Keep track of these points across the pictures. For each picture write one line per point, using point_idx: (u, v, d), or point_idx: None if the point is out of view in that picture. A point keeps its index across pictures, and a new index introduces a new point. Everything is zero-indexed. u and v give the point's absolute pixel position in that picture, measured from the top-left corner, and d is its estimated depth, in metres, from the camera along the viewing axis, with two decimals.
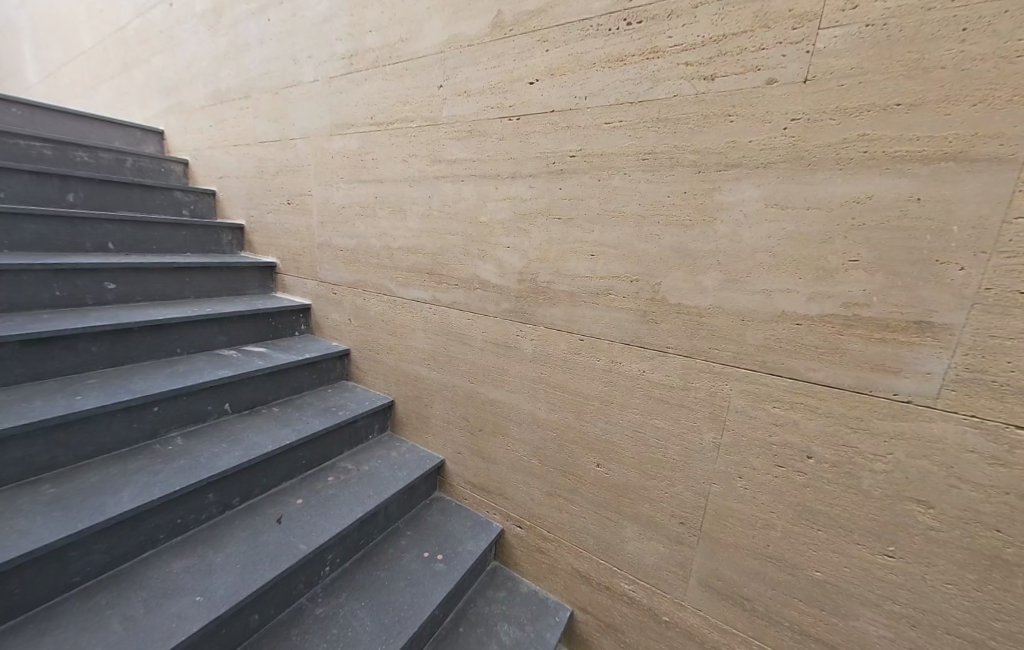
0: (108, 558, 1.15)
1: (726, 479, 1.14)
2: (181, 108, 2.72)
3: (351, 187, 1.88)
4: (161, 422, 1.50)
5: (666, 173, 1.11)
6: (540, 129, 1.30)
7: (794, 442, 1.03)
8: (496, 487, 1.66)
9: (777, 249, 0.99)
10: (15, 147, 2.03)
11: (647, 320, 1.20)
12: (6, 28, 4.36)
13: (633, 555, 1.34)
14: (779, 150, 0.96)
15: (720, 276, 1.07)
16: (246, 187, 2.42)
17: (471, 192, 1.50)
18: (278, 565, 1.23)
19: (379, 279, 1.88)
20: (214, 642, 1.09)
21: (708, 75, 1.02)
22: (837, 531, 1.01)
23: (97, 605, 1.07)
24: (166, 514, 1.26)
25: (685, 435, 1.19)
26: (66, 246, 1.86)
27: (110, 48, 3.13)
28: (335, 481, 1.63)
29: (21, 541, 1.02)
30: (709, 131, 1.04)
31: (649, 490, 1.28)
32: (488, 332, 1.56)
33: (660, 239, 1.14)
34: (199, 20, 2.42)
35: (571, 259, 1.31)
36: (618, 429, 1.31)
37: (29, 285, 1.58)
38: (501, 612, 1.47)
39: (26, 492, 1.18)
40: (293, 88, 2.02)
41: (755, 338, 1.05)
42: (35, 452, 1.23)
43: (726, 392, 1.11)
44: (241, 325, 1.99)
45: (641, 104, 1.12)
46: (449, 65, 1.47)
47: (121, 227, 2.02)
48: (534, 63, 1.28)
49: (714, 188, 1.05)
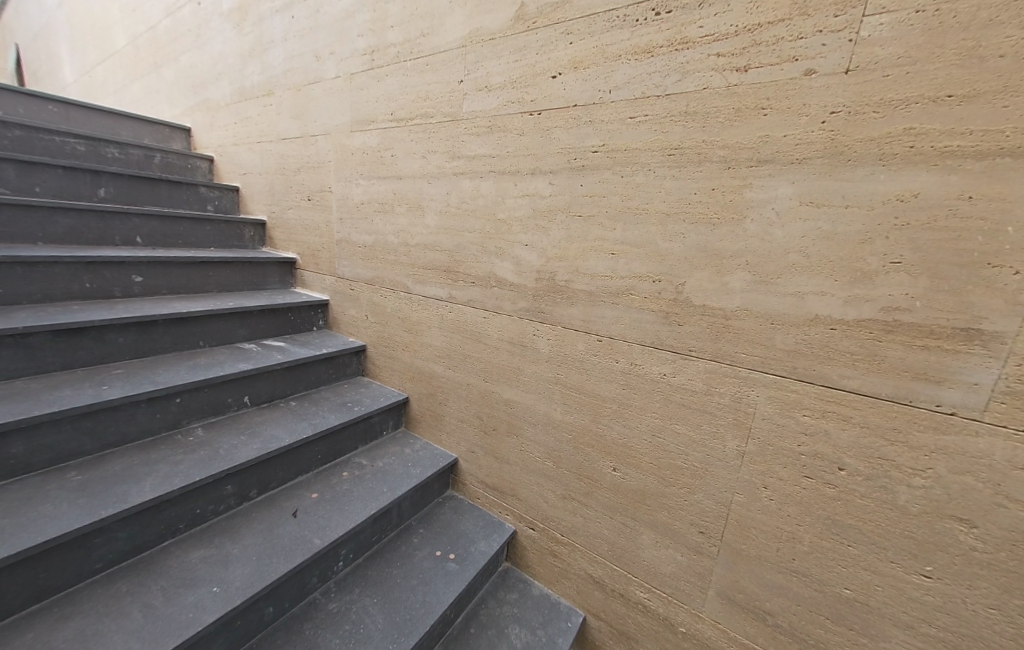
0: (130, 545, 1.18)
1: (750, 489, 1.09)
2: (207, 105, 2.77)
3: (370, 184, 1.89)
4: (183, 413, 1.53)
5: (693, 169, 1.06)
6: (562, 124, 1.27)
7: (825, 453, 0.98)
8: (509, 488, 1.64)
9: (811, 250, 0.94)
10: (50, 142, 2.10)
11: (669, 322, 1.16)
12: (44, 28, 4.53)
13: (649, 562, 1.30)
14: (817, 145, 0.91)
15: (748, 277, 1.03)
16: (268, 182, 2.45)
17: (490, 189, 1.48)
18: (293, 559, 1.24)
19: (396, 276, 1.87)
20: (229, 633, 1.10)
21: (741, 67, 0.97)
22: (869, 547, 0.95)
23: (118, 591, 1.09)
24: (186, 504, 1.28)
25: (707, 442, 1.14)
26: (97, 239, 1.91)
27: (141, 47, 3.22)
28: (349, 476, 1.64)
29: (48, 527, 1.05)
30: (739, 125, 0.99)
31: (668, 497, 1.24)
32: (504, 330, 1.54)
33: (685, 238, 1.10)
34: (225, 18, 2.46)
35: (591, 258, 1.28)
36: (636, 433, 1.27)
37: (61, 277, 1.63)
38: (512, 614, 1.45)
39: (54, 479, 1.22)
40: (315, 85, 2.03)
41: (785, 342, 1.00)
42: (64, 440, 1.27)
43: (752, 398, 1.06)
44: (261, 319, 2.02)
45: (668, 97, 1.08)
46: (470, 60, 1.45)
47: (148, 221, 2.07)
48: (557, 56, 1.25)
49: (744, 185, 1.00)
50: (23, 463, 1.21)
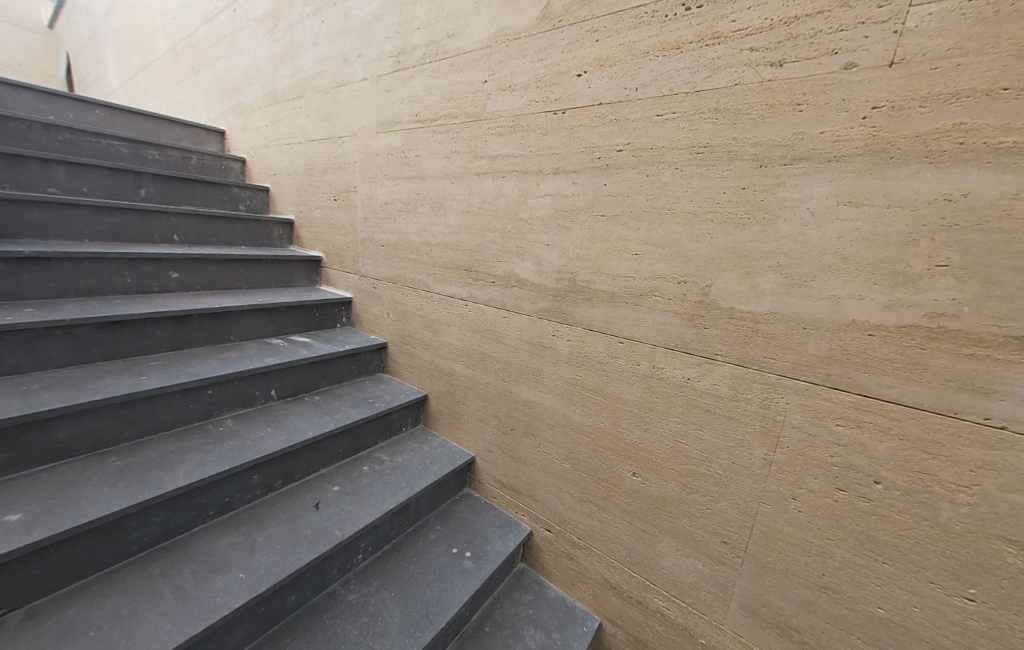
0: (164, 529, 1.23)
1: (778, 500, 1.05)
2: (240, 108, 2.87)
3: (393, 184, 1.91)
4: (214, 405, 1.59)
5: (722, 167, 1.03)
6: (586, 123, 1.26)
7: (859, 465, 0.93)
8: (526, 489, 1.64)
9: (848, 252, 0.90)
10: (97, 145, 2.22)
11: (694, 324, 1.13)
12: (92, 36, 4.79)
13: (669, 570, 1.27)
14: (856, 141, 0.87)
15: (780, 279, 0.99)
16: (296, 183, 2.52)
17: (512, 189, 1.48)
18: (315, 550, 1.27)
19: (418, 274, 1.89)
20: (254, 619, 1.13)
21: (775, 61, 0.94)
22: (906, 565, 0.91)
23: (152, 573, 1.14)
24: (215, 492, 1.32)
25: (733, 450, 1.11)
26: (137, 237, 2.01)
27: (180, 54, 3.36)
28: (370, 471, 1.66)
29: (89, 509, 1.10)
30: (773, 121, 0.96)
31: (690, 505, 1.20)
32: (524, 330, 1.53)
33: (713, 238, 1.07)
34: (259, 24, 2.54)
35: (614, 259, 1.26)
36: (657, 438, 1.25)
37: (105, 272, 1.72)
38: (527, 616, 1.45)
39: (96, 463, 1.28)
40: (343, 88, 2.08)
41: (818, 347, 0.96)
42: (105, 426, 1.33)
43: (782, 406, 1.02)
44: (288, 315, 2.07)
45: (698, 94, 1.05)
46: (495, 59, 1.45)
47: (184, 220, 2.16)
48: (582, 54, 1.24)
49: (776, 183, 0.97)
50: (68, 448, 1.27)
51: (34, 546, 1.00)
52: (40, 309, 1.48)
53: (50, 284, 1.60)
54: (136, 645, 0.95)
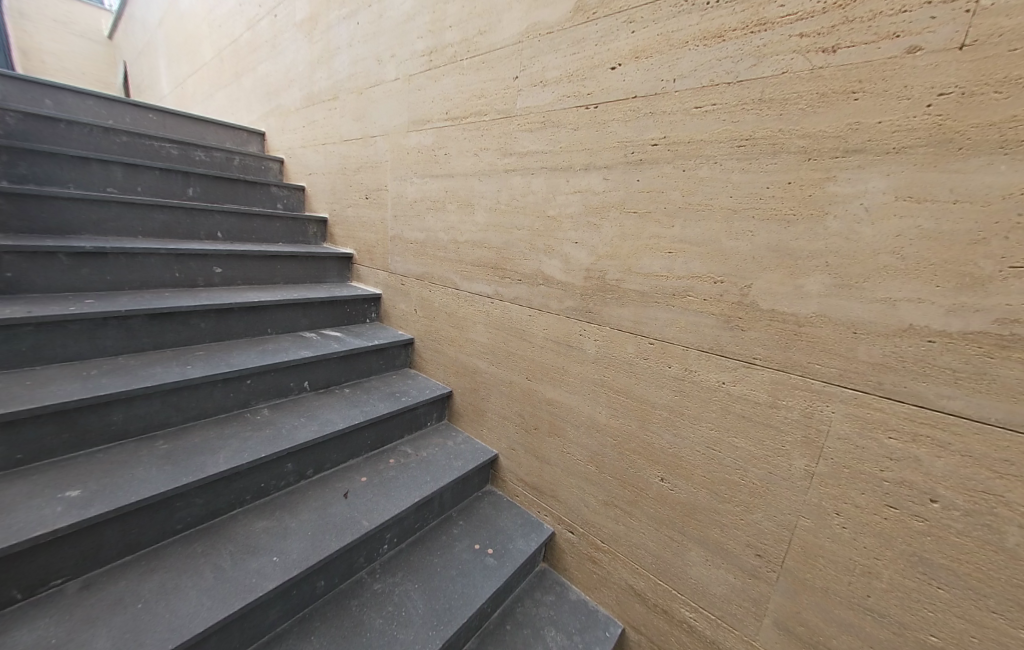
0: (205, 511, 1.29)
1: (819, 514, 0.99)
2: (279, 110, 2.98)
3: (423, 182, 1.93)
4: (252, 394, 1.65)
5: (766, 161, 0.98)
6: (620, 117, 1.22)
7: (914, 482, 0.87)
8: (549, 489, 1.62)
9: (906, 252, 0.84)
10: (150, 147, 2.35)
11: (731, 326, 1.08)
12: (146, 45, 5.10)
13: (697, 581, 1.23)
14: (919, 132, 0.80)
15: (828, 280, 0.93)
16: (330, 182, 2.59)
17: (541, 185, 1.46)
18: (343, 538, 1.29)
19: (445, 271, 1.90)
20: (285, 602, 1.16)
21: (827, 47, 0.88)
22: (964, 592, 0.83)
23: (195, 552, 1.20)
24: (252, 477, 1.37)
25: (771, 459, 1.05)
26: (184, 234, 2.11)
27: (225, 59, 3.51)
28: (396, 464, 1.69)
29: (139, 489, 1.17)
30: (824, 111, 0.90)
31: (722, 514, 1.16)
32: (551, 329, 1.51)
33: (754, 235, 1.02)
34: (298, 28, 2.62)
35: (645, 257, 1.22)
36: (688, 444, 1.20)
37: (155, 266, 1.81)
38: (548, 617, 1.43)
39: (145, 446, 1.35)
40: (376, 88, 2.11)
41: (870, 354, 0.89)
42: (154, 411, 1.41)
43: (826, 415, 0.96)
44: (320, 309, 2.13)
45: (741, 84, 1.00)
46: (527, 55, 1.43)
47: (227, 218, 2.26)
48: (617, 46, 1.20)
49: (826, 177, 0.91)
50: (121, 430, 1.35)
51: (91, 520, 1.06)
52: (98, 300, 1.58)
53: (107, 277, 1.70)
54: (178, 619, 1.00)
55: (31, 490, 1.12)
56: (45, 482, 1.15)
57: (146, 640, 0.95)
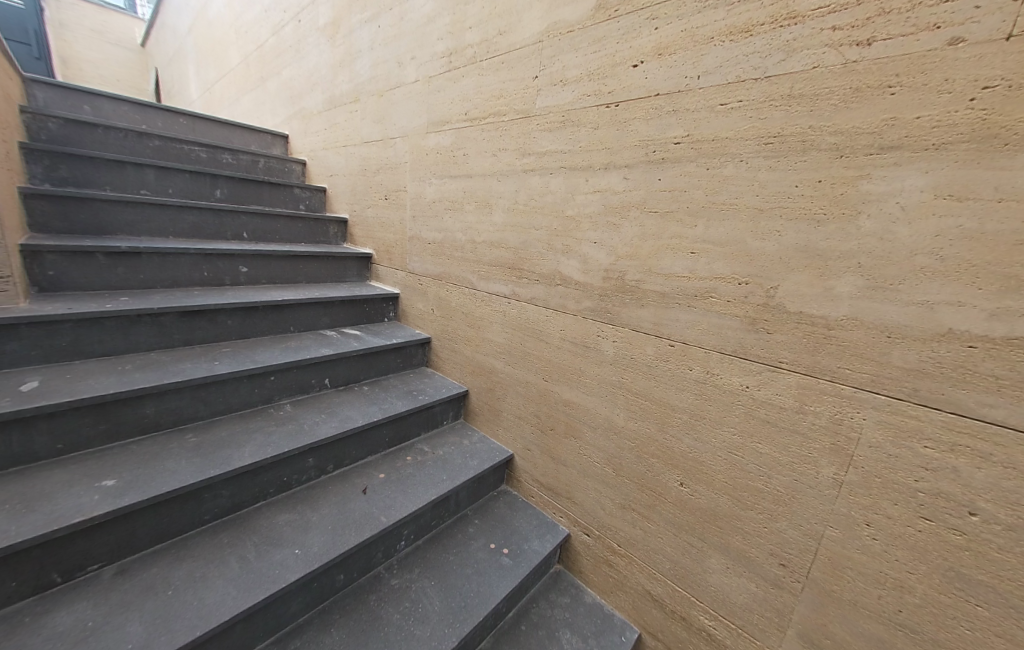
0: (231, 503, 1.32)
1: (848, 524, 0.96)
2: (302, 113, 3.04)
3: (441, 182, 1.94)
4: (276, 390, 1.69)
5: (795, 159, 0.95)
6: (641, 115, 1.21)
7: (951, 493, 0.83)
8: (565, 490, 1.61)
9: (946, 253, 0.80)
10: (181, 151, 2.43)
11: (756, 329, 1.05)
12: (177, 51, 5.28)
13: (717, 589, 1.20)
14: (960, 127, 0.77)
15: (860, 282, 0.90)
16: (350, 183, 2.63)
17: (559, 185, 1.45)
18: (362, 533, 1.32)
19: (462, 271, 1.91)
20: (306, 594, 1.19)
21: (862, 40, 0.85)
22: (1005, 611, 0.79)
23: (221, 542, 1.23)
24: (275, 471, 1.41)
25: (797, 466, 1.02)
26: (212, 234, 2.18)
27: (251, 64, 3.61)
28: (413, 461, 1.71)
29: (170, 480, 1.21)
30: (858, 106, 0.87)
31: (745, 522, 1.13)
32: (568, 330, 1.50)
33: (781, 235, 0.99)
34: (322, 32, 2.68)
35: (666, 257, 1.20)
36: (709, 448, 1.18)
37: (185, 265, 1.88)
38: (563, 619, 1.42)
39: (175, 439, 1.41)
40: (396, 90, 2.14)
41: (904, 359, 0.86)
42: (183, 405, 1.46)
43: (857, 422, 0.93)
44: (341, 308, 2.17)
45: (769, 80, 0.97)
46: (547, 54, 1.43)
47: (253, 219, 2.33)
48: (640, 43, 1.19)
49: (860, 175, 0.88)
50: (152, 423, 1.41)
51: (125, 509, 1.11)
52: (133, 298, 1.65)
53: (141, 275, 1.77)
54: (206, 607, 1.04)
55: (71, 478, 1.18)
56: (84, 471, 1.21)
57: (175, 626, 0.98)
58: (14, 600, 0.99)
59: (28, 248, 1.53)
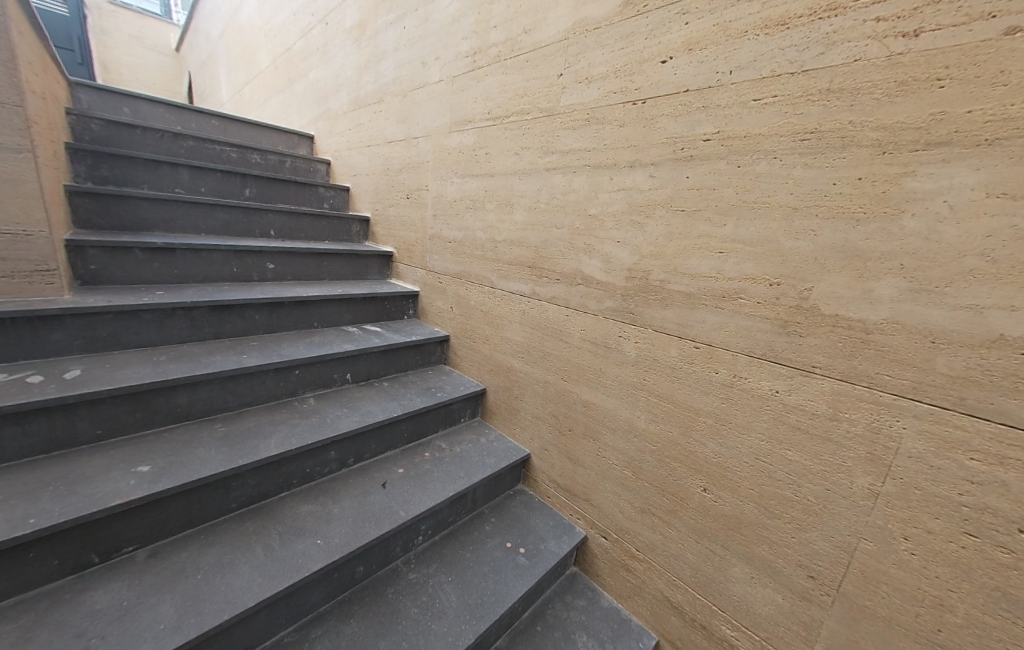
0: (257, 492, 1.36)
1: (883, 537, 0.92)
2: (328, 113, 3.10)
3: (463, 181, 1.95)
4: (300, 384, 1.73)
5: (833, 155, 0.92)
6: (669, 112, 1.18)
7: (999, 509, 0.78)
8: (583, 492, 1.59)
9: (999, 254, 0.75)
10: (212, 151, 2.52)
11: (788, 332, 1.02)
12: (209, 56, 5.47)
13: (741, 598, 1.17)
14: (1018, 121, 0.72)
15: (902, 284, 0.86)
16: (373, 182, 2.67)
17: (582, 184, 1.44)
18: (382, 527, 1.33)
19: (482, 270, 1.92)
20: (327, 584, 1.21)
21: (909, 31, 0.81)
22: None
23: (247, 529, 1.27)
24: (299, 463, 1.44)
25: (829, 475, 0.99)
26: (241, 231, 2.25)
27: (279, 66, 3.70)
28: (431, 457, 1.72)
29: (200, 468, 1.26)
30: (902, 100, 0.83)
31: (772, 531, 1.09)
32: (588, 330, 1.49)
33: (817, 235, 0.95)
34: (348, 34, 2.73)
35: (693, 257, 1.18)
36: (735, 454, 1.15)
37: (216, 260, 1.94)
38: (580, 622, 1.41)
39: (205, 428, 1.45)
40: (420, 90, 2.16)
41: (950, 365, 0.81)
42: (213, 396, 1.50)
43: (896, 431, 0.88)
44: (363, 305, 2.21)
45: (806, 74, 0.94)
46: (572, 52, 1.42)
47: (280, 217, 2.39)
48: (669, 39, 1.16)
49: (904, 172, 0.84)
50: (185, 413, 1.46)
51: (158, 494, 1.15)
52: (168, 292, 1.71)
53: (176, 270, 1.85)
54: (233, 592, 1.07)
55: (108, 463, 1.23)
56: (121, 457, 1.26)
57: (204, 609, 1.02)
58: (56, 577, 1.04)
59: (72, 243, 1.61)
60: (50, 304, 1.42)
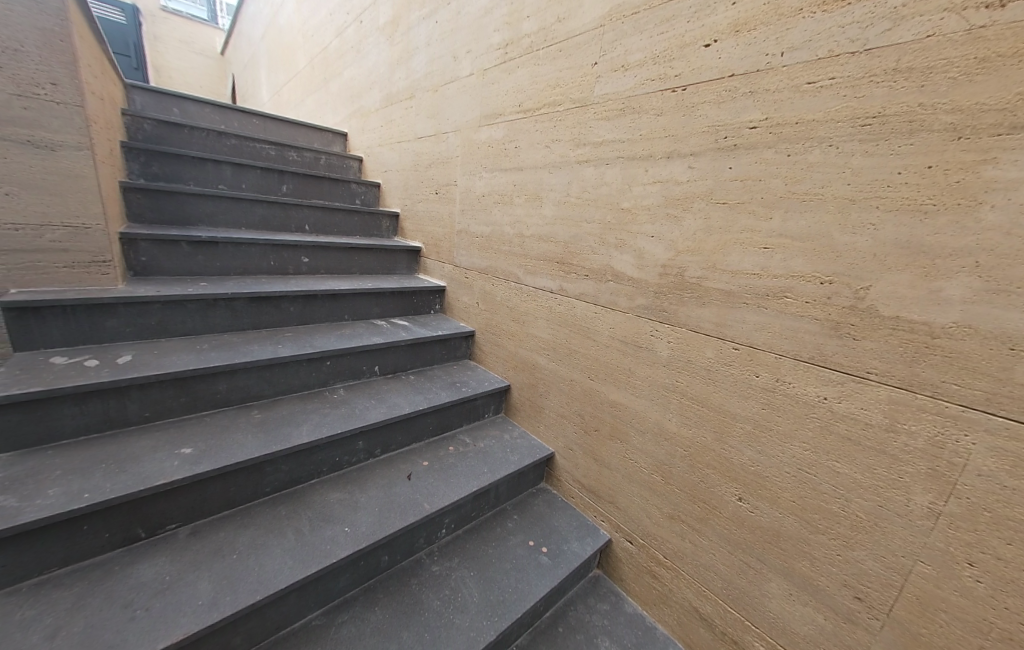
0: (289, 478, 1.40)
1: (944, 561, 0.84)
2: (361, 110, 3.15)
3: (492, 176, 1.94)
4: (331, 374, 1.77)
5: (899, 142, 0.84)
6: (712, 99, 1.12)
7: None
8: (609, 494, 1.55)
9: None
10: (252, 148, 2.60)
11: (841, 334, 0.94)
12: (251, 57, 5.66)
13: (777, 613, 1.11)
14: None
15: (975, 284, 0.78)
16: (403, 177, 2.69)
17: (615, 176, 1.39)
18: (407, 518, 1.35)
19: (509, 266, 1.90)
20: (353, 571, 1.23)
21: (993, 3, 0.73)
22: None
23: (279, 513, 1.31)
24: (329, 451, 1.47)
25: (882, 490, 0.91)
26: (279, 227, 2.33)
27: (316, 65, 3.79)
28: (456, 451, 1.73)
29: (238, 452, 1.30)
30: (984, 79, 0.74)
31: (814, 547, 1.02)
32: (618, 328, 1.44)
33: (877, 229, 0.88)
34: (381, 31, 2.75)
35: (733, 253, 1.11)
36: (775, 463, 1.08)
37: (254, 253, 2.01)
38: (603, 626, 1.38)
39: (242, 414, 1.51)
40: (451, 85, 2.16)
41: None
42: (250, 383, 1.56)
43: (963, 446, 0.80)
44: (391, 299, 2.23)
45: (869, 53, 0.86)
46: (608, 39, 1.37)
47: (314, 212, 2.45)
48: (714, 20, 1.10)
49: (983, 159, 0.75)
50: (224, 399, 1.52)
51: (199, 476, 1.20)
52: (210, 283, 1.79)
53: (217, 262, 1.92)
54: (266, 573, 1.10)
55: (154, 444, 1.29)
56: (166, 438, 1.33)
57: (238, 589, 1.05)
58: (107, 549, 1.11)
59: (126, 235, 1.70)
60: (105, 293, 1.50)
